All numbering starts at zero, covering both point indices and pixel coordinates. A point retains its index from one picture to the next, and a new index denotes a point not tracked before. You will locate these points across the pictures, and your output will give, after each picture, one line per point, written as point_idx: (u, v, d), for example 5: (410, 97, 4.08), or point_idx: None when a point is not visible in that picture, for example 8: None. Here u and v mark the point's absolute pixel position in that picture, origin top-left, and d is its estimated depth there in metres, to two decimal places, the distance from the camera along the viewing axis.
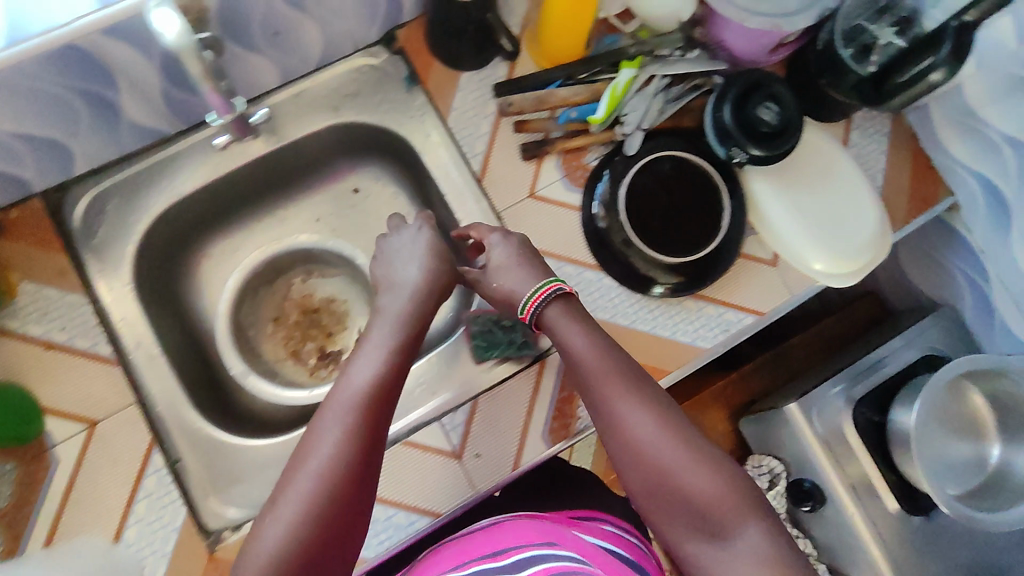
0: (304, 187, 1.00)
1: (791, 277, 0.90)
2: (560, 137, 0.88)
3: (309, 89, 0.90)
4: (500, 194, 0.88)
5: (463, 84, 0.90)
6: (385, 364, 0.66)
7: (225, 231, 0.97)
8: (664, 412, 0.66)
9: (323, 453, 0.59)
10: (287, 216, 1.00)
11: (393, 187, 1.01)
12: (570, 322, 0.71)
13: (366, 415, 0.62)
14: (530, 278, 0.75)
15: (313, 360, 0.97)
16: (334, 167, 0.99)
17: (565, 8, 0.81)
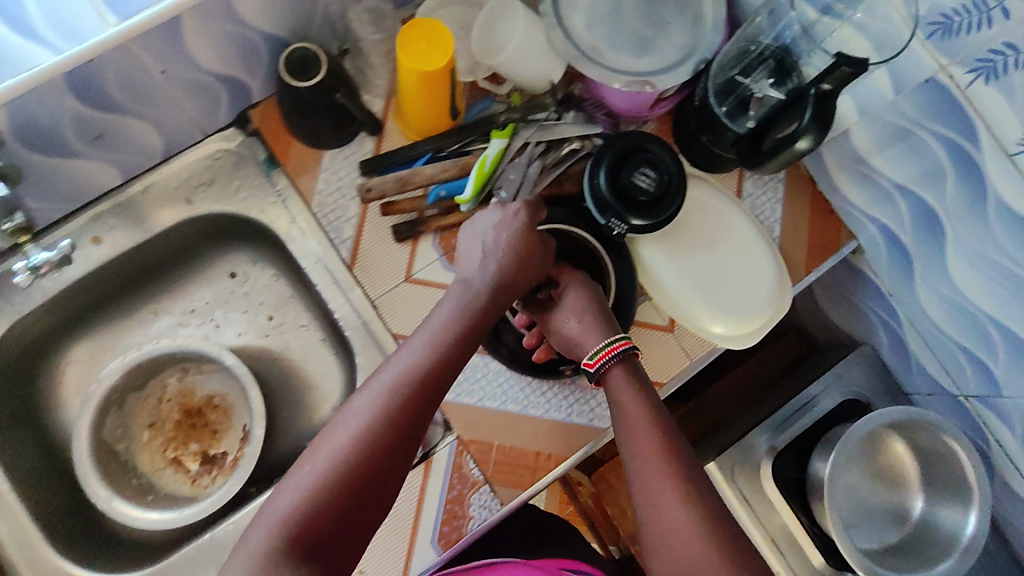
0: (174, 278, 0.93)
1: (689, 342, 0.86)
2: (434, 215, 0.82)
3: (157, 182, 0.84)
4: (373, 281, 0.83)
5: (326, 164, 0.84)
6: (447, 347, 0.62)
7: (87, 333, 0.90)
8: (706, 500, 0.63)
9: (361, 426, 0.56)
10: (159, 311, 0.93)
11: (273, 269, 0.94)
12: (631, 387, 0.70)
13: (414, 399, 0.58)
14: (596, 330, 0.74)
15: (195, 467, 0.89)
16: (204, 254, 0.94)
17: (411, 90, 0.74)
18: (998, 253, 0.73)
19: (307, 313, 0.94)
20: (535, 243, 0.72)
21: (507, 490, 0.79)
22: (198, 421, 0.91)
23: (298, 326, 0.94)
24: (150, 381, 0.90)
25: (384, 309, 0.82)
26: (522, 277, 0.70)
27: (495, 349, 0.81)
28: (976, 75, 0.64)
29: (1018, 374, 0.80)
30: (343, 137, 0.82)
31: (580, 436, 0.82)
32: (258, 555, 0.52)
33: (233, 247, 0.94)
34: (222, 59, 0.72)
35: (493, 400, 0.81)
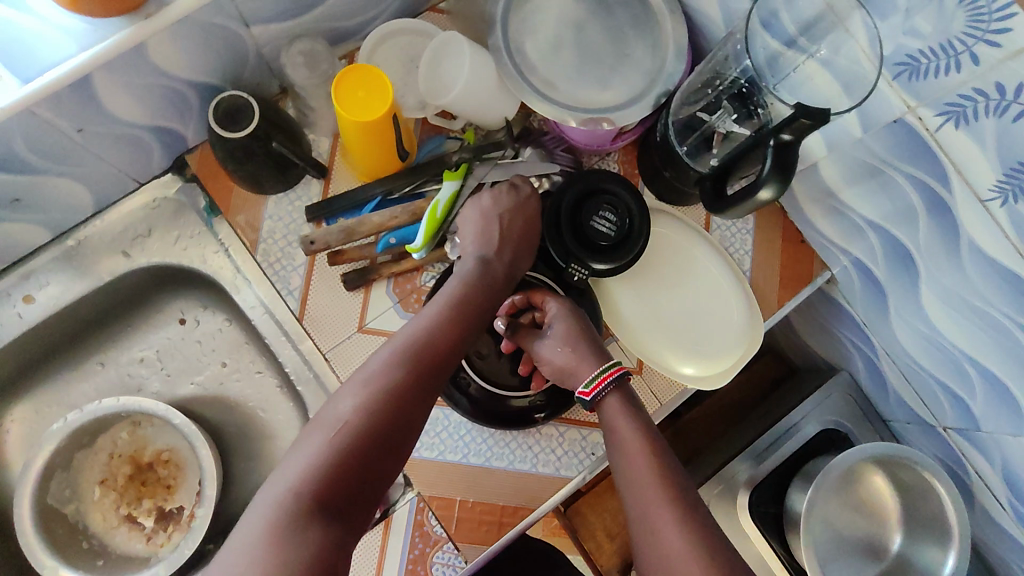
0: (122, 326, 0.89)
1: (658, 385, 0.81)
2: (386, 262, 0.79)
3: (93, 234, 0.82)
4: (324, 332, 0.79)
5: (270, 211, 0.80)
6: (456, 319, 0.65)
7: (26, 390, 0.86)
8: (708, 523, 0.58)
9: (378, 381, 0.57)
10: (106, 361, 0.89)
11: (223, 314, 0.90)
12: (627, 413, 0.67)
13: (428, 361, 0.60)
14: (589, 358, 0.71)
15: (150, 524, 0.86)
16: (150, 301, 0.89)
17: (357, 142, 0.72)
18: (977, 297, 0.68)
19: (261, 358, 0.89)
20: (532, 234, 0.76)
21: (470, 547, 0.76)
22: (151, 475, 0.87)
23: (254, 372, 0.90)
24: (98, 438, 0.87)
25: (336, 362, 0.78)
26: (521, 262, 0.75)
27: (456, 402, 0.76)
28: (945, 119, 0.61)
29: (996, 414, 0.75)
30: (287, 180, 0.79)
31: (546, 487, 0.78)
32: (273, 508, 0.49)
33: (180, 293, 0.89)
34: (144, 110, 0.71)
35: (453, 454, 0.77)
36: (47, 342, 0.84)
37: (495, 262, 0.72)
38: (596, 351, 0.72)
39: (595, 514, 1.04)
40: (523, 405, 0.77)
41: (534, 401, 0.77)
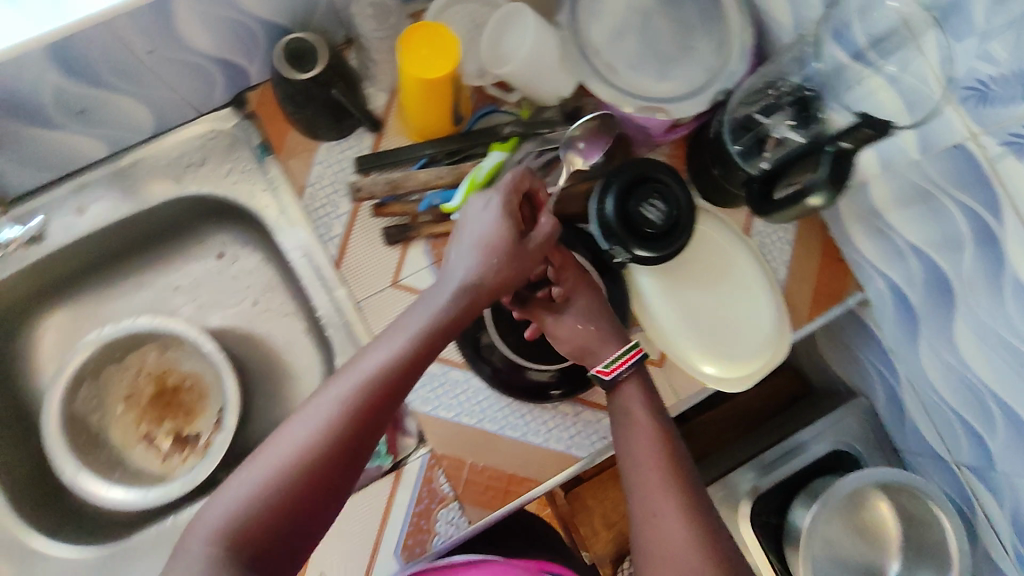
0: (162, 253, 0.92)
1: (678, 381, 0.82)
2: (427, 222, 0.80)
3: (146, 157, 0.83)
4: (359, 282, 0.80)
5: (320, 157, 0.82)
6: (405, 356, 0.59)
7: (64, 300, 0.88)
8: (707, 513, 0.60)
9: (315, 428, 0.55)
10: (142, 284, 0.92)
11: (260, 254, 0.92)
12: (642, 396, 0.69)
13: (359, 412, 0.56)
14: (609, 340, 0.71)
15: (167, 445, 0.89)
16: (193, 231, 0.91)
17: (414, 98, 0.74)
18: (1013, 333, 0.68)
19: (291, 301, 0.92)
20: (523, 240, 0.64)
21: (475, 509, 0.76)
22: (174, 398, 0.90)
23: (283, 314, 0.92)
24: (127, 357, 0.89)
25: (366, 312, 0.80)
26: (515, 279, 0.64)
27: (478, 366, 0.78)
28: (1008, 149, 0.60)
29: (1015, 455, 0.74)
30: (340, 130, 0.80)
31: (556, 463, 0.79)
32: (201, 547, 0.51)
33: (222, 227, 0.91)
34: (214, 41, 0.73)
35: (469, 417, 0.78)
36: (89, 256, 0.86)
37: (467, 276, 0.62)
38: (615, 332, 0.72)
39: (595, 502, 1.05)
40: (542, 378, 0.79)
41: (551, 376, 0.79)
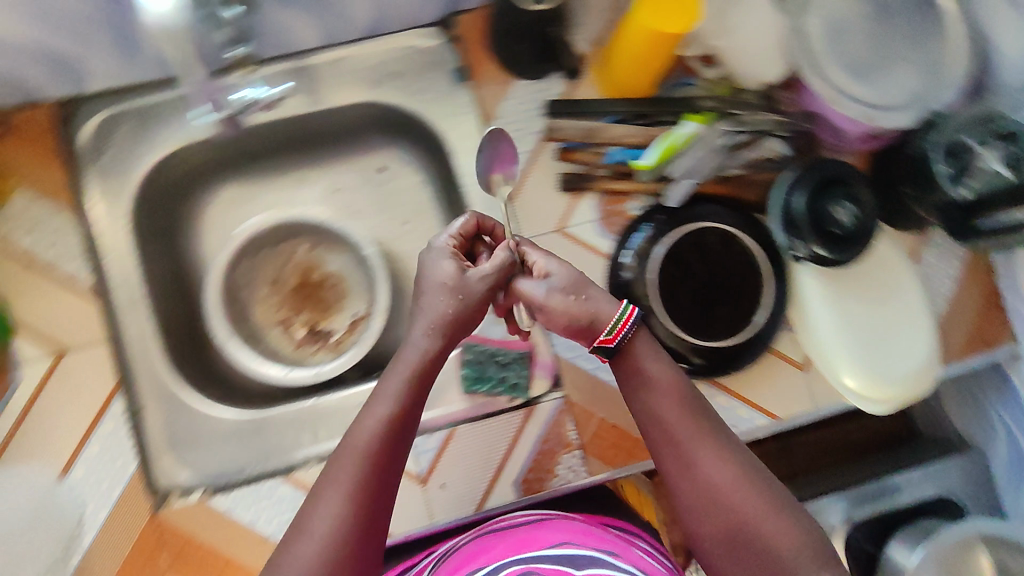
0: (331, 154, 0.94)
1: (818, 387, 0.83)
2: (605, 178, 0.81)
3: (348, 59, 0.85)
4: (528, 220, 0.82)
5: (513, 93, 0.83)
6: (392, 409, 0.61)
7: (234, 178, 0.91)
8: (737, 453, 0.61)
9: (348, 494, 0.57)
10: (305, 180, 0.94)
11: (421, 175, 0.94)
12: (658, 354, 0.65)
13: (370, 472, 0.58)
14: (609, 305, 0.65)
15: (301, 334, 0.93)
16: (362, 141, 0.94)
17: (626, 53, 0.75)
18: None
19: (439, 228, 0.95)
20: (420, 285, 0.67)
21: (596, 461, 0.79)
22: (315, 292, 0.94)
23: (429, 239, 0.95)
24: (281, 243, 0.93)
25: None
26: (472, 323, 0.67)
27: None
28: None
29: None
30: (541, 69, 0.82)
31: None
32: None
33: (392, 142, 0.94)
34: None
35: (607, 374, 0.81)
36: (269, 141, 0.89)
37: (426, 332, 0.65)
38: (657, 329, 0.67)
39: None
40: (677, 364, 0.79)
41: (692, 354, 0.77)
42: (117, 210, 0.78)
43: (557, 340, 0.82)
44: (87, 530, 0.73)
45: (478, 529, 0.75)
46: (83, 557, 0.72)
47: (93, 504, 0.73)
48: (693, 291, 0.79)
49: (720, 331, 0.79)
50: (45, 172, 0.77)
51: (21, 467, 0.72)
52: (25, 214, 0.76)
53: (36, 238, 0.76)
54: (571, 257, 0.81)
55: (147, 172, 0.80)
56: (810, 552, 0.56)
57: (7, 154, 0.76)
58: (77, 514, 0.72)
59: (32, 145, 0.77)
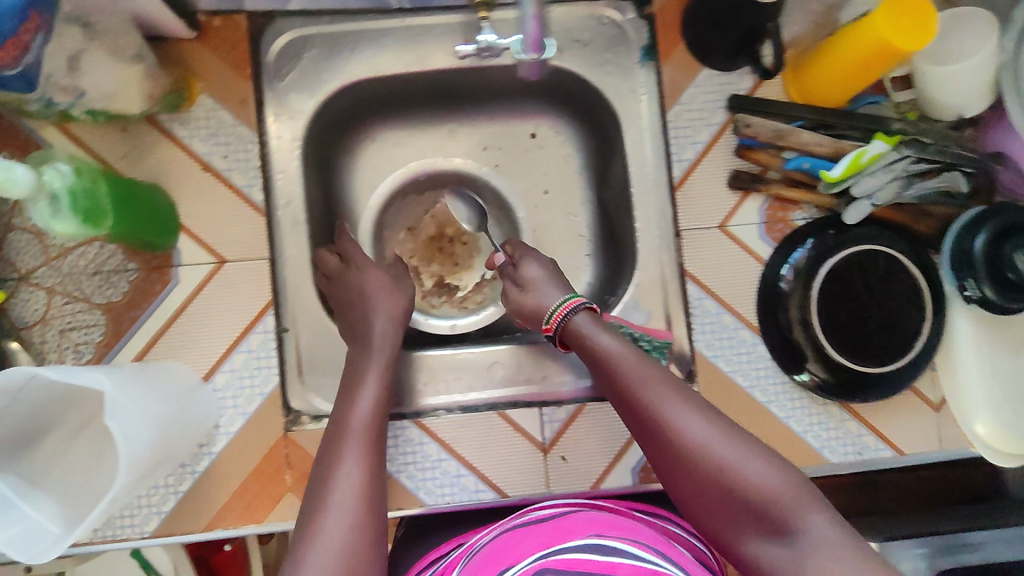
0: (487, 111, 0.91)
1: (947, 430, 0.83)
2: (778, 183, 0.80)
3: (542, 17, 0.81)
4: (691, 211, 0.81)
5: (700, 81, 0.81)
6: (376, 395, 0.68)
7: (393, 120, 0.89)
8: (690, 407, 0.62)
9: (349, 493, 0.59)
10: (454, 133, 0.92)
11: (570, 147, 0.92)
12: (602, 329, 0.71)
13: (372, 456, 0.62)
14: (552, 296, 0.76)
15: (428, 285, 0.92)
16: (522, 103, 0.91)
17: (844, 57, 0.72)
18: None
19: (579, 203, 0.93)
20: (354, 274, 0.77)
21: None
22: (448, 247, 0.93)
23: (565, 213, 0.93)
24: (425, 191, 0.93)
25: (686, 243, 0.81)
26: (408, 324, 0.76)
27: (768, 334, 0.80)
28: None
29: None
30: (733, 61, 0.80)
31: (806, 456, 0.81)
32: None
33: (551, 110, 0.91)
34: None
35: (744, 379, 0.81)
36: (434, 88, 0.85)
37: (388, 322, 0.74)
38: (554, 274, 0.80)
39: None
40: (807, 381, 0.80)
41: (832, 372, 0.79)
42: (294, 130, 0.77)
43: (698, 335, 0.80)
44: (220, 437, 0.74)
45: (497, 525, 0.65)
46: (213, 462, 0.74)
47: (229, 414, 0.74)
48: (849, 314, 0.78)
49: (871, 359, 0.78)
50: (231, 80, 0.74)
51: (167, 363, 0.72)
52: (206, 118, 0.74)
53: (214, 144, 0.74)
54: (727, 255, 0.81)
55: (325, 99, 0.78)
56: (807, 498, 0.55)
57: (195, 55, 0.74)
58: (214, 420, 0.74)
59: (222, 51, 0.74)
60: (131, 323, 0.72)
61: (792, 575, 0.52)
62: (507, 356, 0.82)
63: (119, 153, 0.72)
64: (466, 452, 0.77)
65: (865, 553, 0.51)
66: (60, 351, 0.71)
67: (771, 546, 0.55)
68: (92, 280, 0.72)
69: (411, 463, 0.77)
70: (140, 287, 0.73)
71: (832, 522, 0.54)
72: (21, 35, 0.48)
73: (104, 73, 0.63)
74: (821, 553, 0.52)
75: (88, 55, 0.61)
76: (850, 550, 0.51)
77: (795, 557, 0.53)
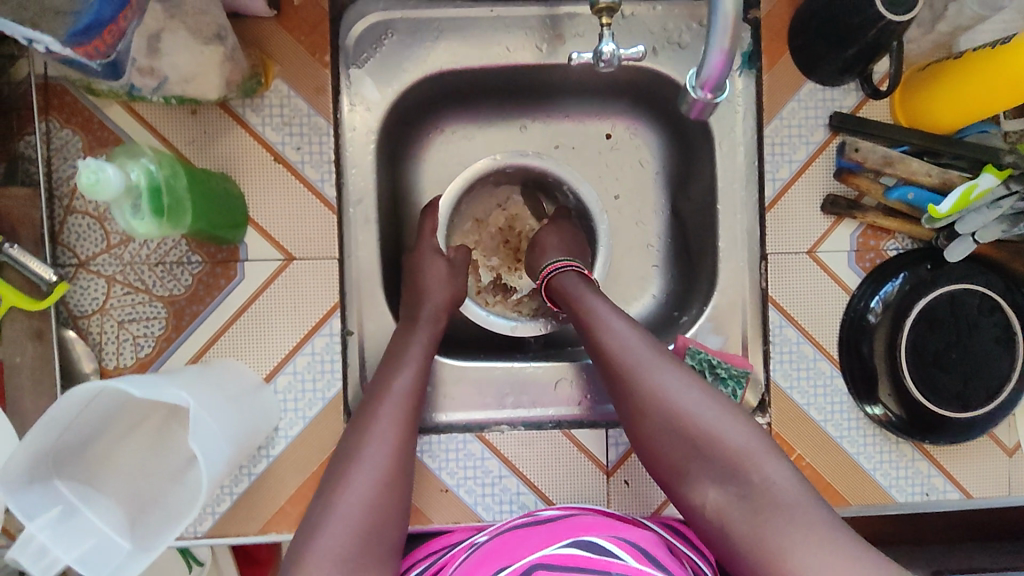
0: (564, 108, 0.84)
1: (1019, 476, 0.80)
2: (875, 211, 0.76)
3: (637, 15, 0.76)
4: (780, 233, 0.77)
5: (802, 96, 0.76)
6: (419, 368, 0.69)
7: (466, 113, 0.83)
8: (667, 361, 0.65)
9: (382, 458, 0.62)
10: (526, 128, 0.85)
11: (647, 151, 0.86)
12: (584, 288, 0.74)
13: (406, 421, 0.65)
14: (552, 252, 0.81)
15: (484, 281, 0.89)
16: (601, 103, 0.84)
17: (972, 85, 0.67)
18: None
19: (652, 212, 0.88)
20: (416, 268, 0.76)
21: None
22: (510, 244, 0.90)
23: (635, 221, 0.88)
24: (498, 186, 0.88)
25: (770, 266, 0.77)
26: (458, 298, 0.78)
27: (848, 362, 0.78)
28: None
29: None
30: (841, 77, 0.74)
31: (872, 493, 0.79)
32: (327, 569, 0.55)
33: (632, 110, 0.84)
34: None
35: (818, 412, 0.78)
36: (508, 84, 0.79)
37: (436, 311, 0.74)
38: (570, 236, 0.83)
39: None
40: (877, 415, 0.77)
41: (908, 412, 0.75)
42: (370, 123, 0.73)
43: (775, 365, 0.78)
44: (278, 440, 0.71)
45: (494, 529, 0.67)
46: (269, 465, 0.71)
47: (288, 418, 0.71)
48: (936, 353, 0.74)
49: (955, 403, 0.74)
50: (308, 66, 0.70)
51: (227, 361, 0.69)
52: (280, 105, 0.69)
53: (288, 134, 0.70)
54: (812, 283, 0.77)
55: (402, 90, 0.74)
56: (770, 454, 0.60)
57: (272, 35, 0.69)
58: (273, 423, 0.70)
59: (300, 33, 0.69)
60: (193, 318, 0.69)
61: (750, 523, 0.57)
62: (575, 373, 0.77)
63: (188, 138, 0.68)
64: (528, 470, 0.74)
65: (817, 510, 0.56)
66: (118, 343, 0.68)
67: (726, 495, 0.59)
68: (153, 270, 0.68)
69: (471, 479, 0.74)
70: (204, 281, 0.69)
71: (791, 479, 0.59)
72: (119, 24, 0.45)
73: (183, 55, 0.58)
74: (778, 504, 0.57)
75: (168, 35, 0.56)
76: (805, 507, 0.57)
77: (750, 505, 0.58)
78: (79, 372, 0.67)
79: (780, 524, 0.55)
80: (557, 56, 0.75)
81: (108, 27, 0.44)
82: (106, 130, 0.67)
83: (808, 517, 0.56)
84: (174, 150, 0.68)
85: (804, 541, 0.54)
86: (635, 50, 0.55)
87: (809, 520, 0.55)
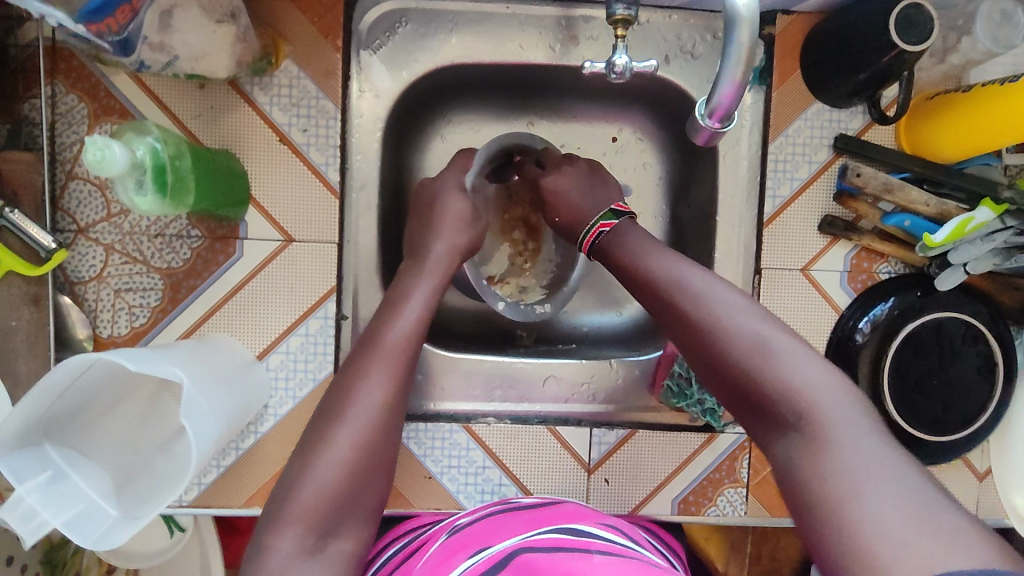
0: (573, 108, 0.84)
1: (989, 501, 0.81)
2: (872, 234, 0.77)
3: (651, 22, 0.76)
4: (776, 250, 0.78)
5: (809, 114, 0.77)
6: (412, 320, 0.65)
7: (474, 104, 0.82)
8: (718, 294, 0.58)
9: (361, 418, 0.59)
10: (533, 125, 0.85)
11: (651, 155, 0.86)
12: (621, 243, 0.67)
13: (400, 378, 0.62)
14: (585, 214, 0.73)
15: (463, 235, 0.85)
16: (609, 105, 0.84)
17: (978, 120, 0.67)
18: None
19: (652, 216, 0.87)
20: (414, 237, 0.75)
21: (759, 506, 0.77)
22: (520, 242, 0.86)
23: None
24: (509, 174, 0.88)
25: (764, 280, 0.79)
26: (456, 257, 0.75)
27: None
28: None
29: None
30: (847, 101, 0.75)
31: None
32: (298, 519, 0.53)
33: (640, 114, 0.84)
34: None
35: None
36: (517, 79, 0.79)
37: None
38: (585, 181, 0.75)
39: None
40: None
41: None
42: (378, 109, 0.73)
43: None
44: (267, 417, 0.72)
45: (473, 513, 0.67)
46: (257, 441, 0.71)
47: (279, 396, 0.72)
48: (918, 378, 0.75)
49: (931, 428, 0.75)
50: (320, 49, 0.70)
51: (218, 337, 0.70)
52: (290, 85, 0.70)
53: (295, 115, 0.70)
54: (803, 300, 0.79)
55: (412, 79, 0.74)
56: (831, 391, 0.50)
57: (287, 15, 0.69)
58: (264, 400, 0.71)
59: (315, 15, 0.70)
60: (190, 292, 0.69)
61: (801, 478, 0.47)
62: (564, 372, 0.78)
63: (194, 111, 0.68)
64: (510, 462, 0.76)
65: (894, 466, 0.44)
66: (114, 311, 0.69)
67: (778, 439, 0.51)
68: (153, 242, 0.69)
69: (454, 467, 0.75)
70: (202, 256, 0.69)
71: (857, 423, 0.48)
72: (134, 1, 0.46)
73: (197, 32, 0.57)
74: (824, 445, 0.47)
75: (180, 11, 0.55)
76: (869, 455, 0.45)
77: (796, 451, 0.48)
78: (73, 337, 0.68)
79: (829, 476, 0.45)
80: (569, 57, 0.76)
81: (120, 6, 0.45)
82: (113, 98, 0.67)
83: (860, 469, 0.44)
84: (180, 123, 0.68)
85: (866, 503, 0.42)
86: (647, 64, 0.58)
87: (868, 474, 0.44)
